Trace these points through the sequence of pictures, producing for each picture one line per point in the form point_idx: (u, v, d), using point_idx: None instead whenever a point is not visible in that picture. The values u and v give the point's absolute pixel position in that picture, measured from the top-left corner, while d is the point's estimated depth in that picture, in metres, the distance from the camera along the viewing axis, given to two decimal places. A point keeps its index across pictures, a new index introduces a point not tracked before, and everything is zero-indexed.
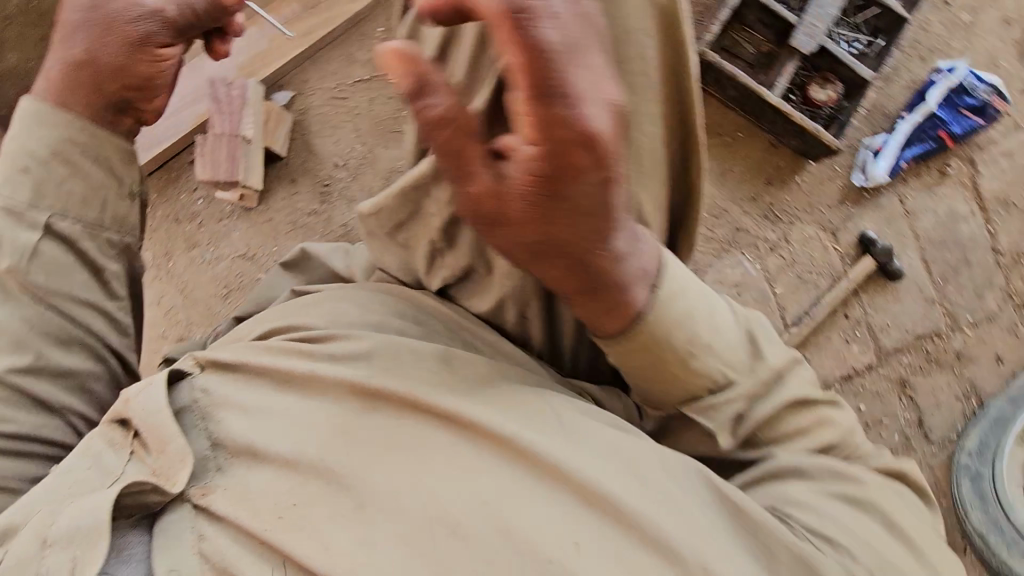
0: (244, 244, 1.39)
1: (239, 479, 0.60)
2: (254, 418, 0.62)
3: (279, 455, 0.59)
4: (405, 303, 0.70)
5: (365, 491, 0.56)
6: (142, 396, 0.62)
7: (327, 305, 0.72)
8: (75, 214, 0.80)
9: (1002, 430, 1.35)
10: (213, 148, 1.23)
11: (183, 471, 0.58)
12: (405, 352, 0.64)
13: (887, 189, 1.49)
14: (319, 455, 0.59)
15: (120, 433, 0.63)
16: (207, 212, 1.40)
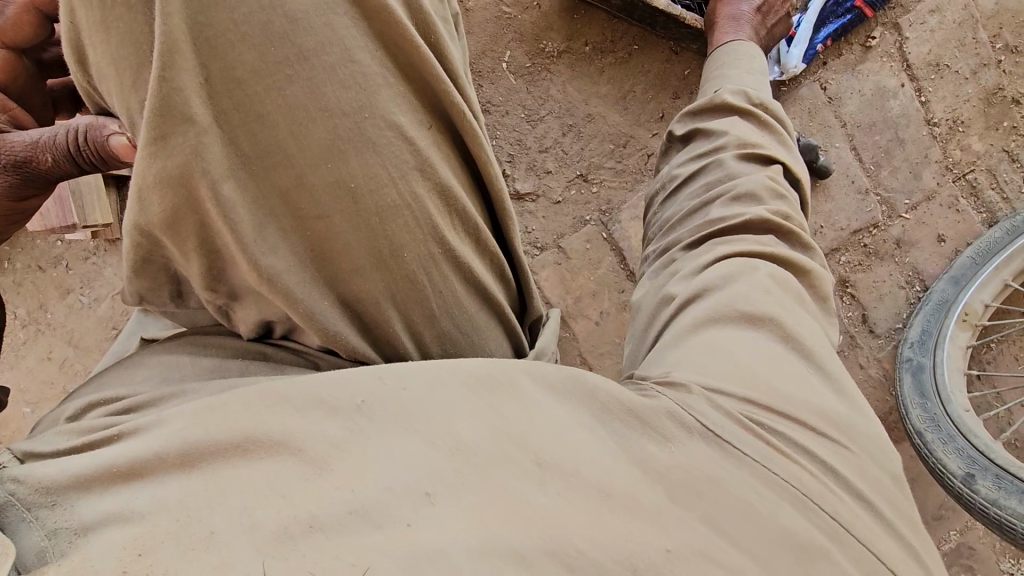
0: (119, 278, 1.29)
1: (73, 554, 0.41)
2: (98, 467, 0.46)
3: (122, 509, 0.43)
4: (250, 354, 0.63)
5: (235, 504, 0.42)
6: None
7: (160, 362, 0.64)
8: None
9: (943, 314, 1.30)
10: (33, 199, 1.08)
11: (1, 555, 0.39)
12: (254, 382, 0.55)
13: (805, 78, 1.36)
14: (173, 491, 0.43)
15: None
16: (72, 253, 1.28)
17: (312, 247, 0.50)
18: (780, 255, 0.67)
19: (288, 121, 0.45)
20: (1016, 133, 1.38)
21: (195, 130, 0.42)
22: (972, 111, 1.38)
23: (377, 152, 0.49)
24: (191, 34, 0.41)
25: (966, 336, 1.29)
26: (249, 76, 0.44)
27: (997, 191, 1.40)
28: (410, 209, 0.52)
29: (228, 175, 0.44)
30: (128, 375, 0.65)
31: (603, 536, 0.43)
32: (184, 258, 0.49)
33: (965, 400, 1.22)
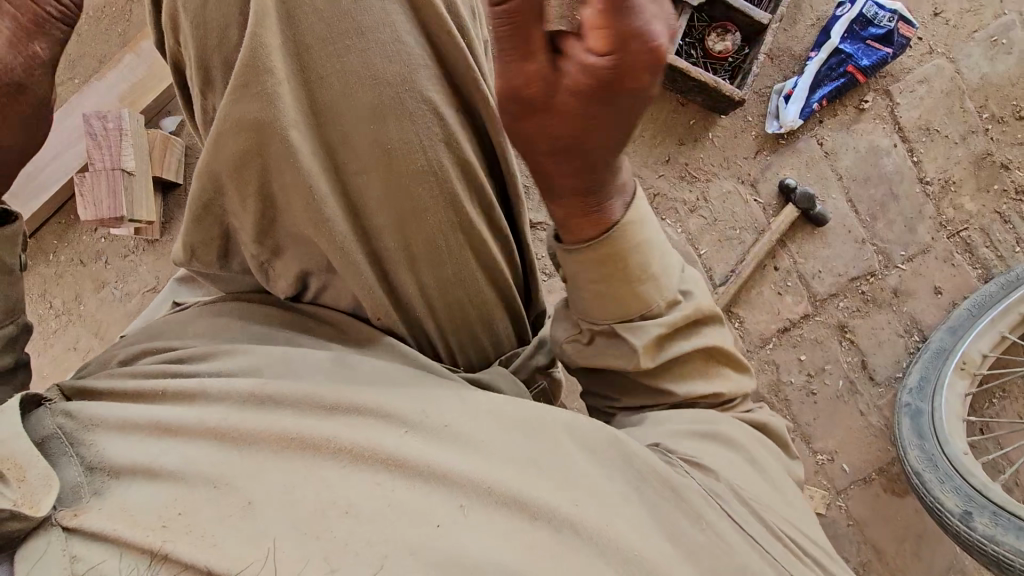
0: (152, 277, 1.38)
1: (119, 497, 0.49)
2: (148, 425, 0.54)
3: (167, 465, 0.50)
4: (290, 321, 0.69)
5: (267, 479, 0.50)
6: None
7: (207, 322, 0.71)
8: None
9: (942, 361, 1.32)
10: (91, 190, 1.16)
11: (50, 488, 0.46)
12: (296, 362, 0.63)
13: (803, 133, 1.45)
14: (216, 457, 0.51)
15: None
16: (112, 249, 1.38)
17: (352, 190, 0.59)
18: (757, 421, 0.70)
19: (342, 83, 0.56)
20: (1006, 195, 1.46)
21: (268, 80, 0.53)
22: (963, 173, 1.46)
23: (414, 124, 0.58)
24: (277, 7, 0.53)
25: (965, 384, 1.30)
26: (316, 44, 0.55)
27: (992, 249, 1.45)
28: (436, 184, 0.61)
29: (296, 119, 0.54)
30: (173, 330, 0.72)
31: (588, 556, 0.50)
32: (239, 200, 0.57)
33: (963, 442, 1.21)
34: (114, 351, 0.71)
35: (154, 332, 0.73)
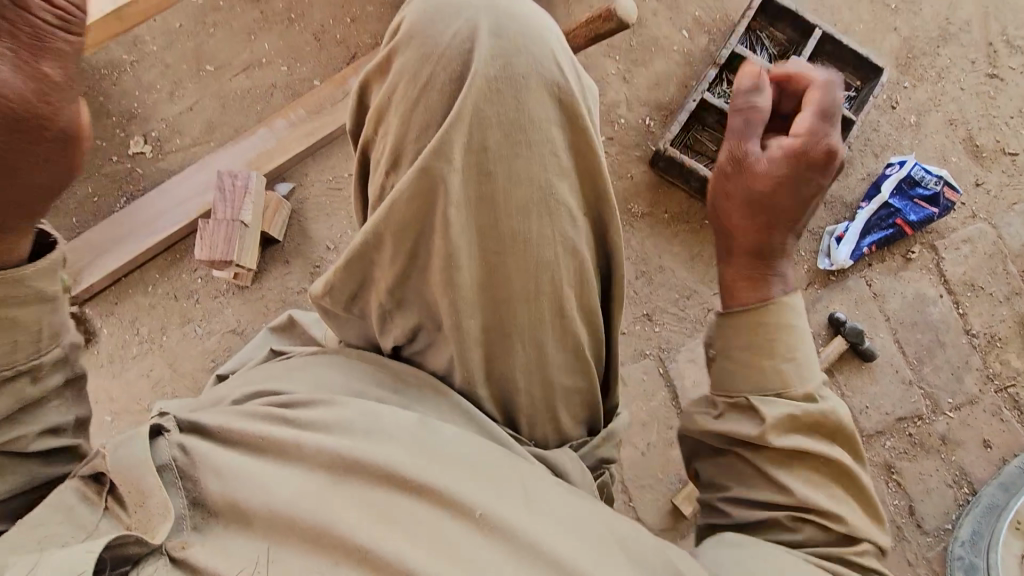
0: (235, 320, 1.49)
1: (216, 542, 0.58)
2: (248, 478, 0.60)
3: (253, 515, 0.58)
4: (380, 370, 0.71)
5: (336, 551, 0.56)
6: (118, 449, 0.60)
7: (304, 363, 0.74)
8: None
9: (994, 519, 1.30)
10: (211, 235, 1.36)
11: (165, 520, 0.57)
12: (378, 418, 0.64)
13: (852, 272, 1.55)
14: (293, 518, 0.57)
15: (91, 488, 0.60)
16: (205, 290, 1.50)
17: (486, 259, 0.64)
18: None
19: (503, 175, 0.61)
20: None
21: (440, 164, 0.59)
22: (1009, 331, 1.52)
23: (542, 231, 0.63)
24: (471, 108, 0.59)
25: (1020, 546, 1.27)
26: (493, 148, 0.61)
27: None
28: (555, 271, 0.65)
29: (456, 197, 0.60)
30: (275, 369, 0.75)
31: None
32: (388, 258, 0.64)
33: None
34: (220, 390, 0.78)
35: (262, 369, 0.78)
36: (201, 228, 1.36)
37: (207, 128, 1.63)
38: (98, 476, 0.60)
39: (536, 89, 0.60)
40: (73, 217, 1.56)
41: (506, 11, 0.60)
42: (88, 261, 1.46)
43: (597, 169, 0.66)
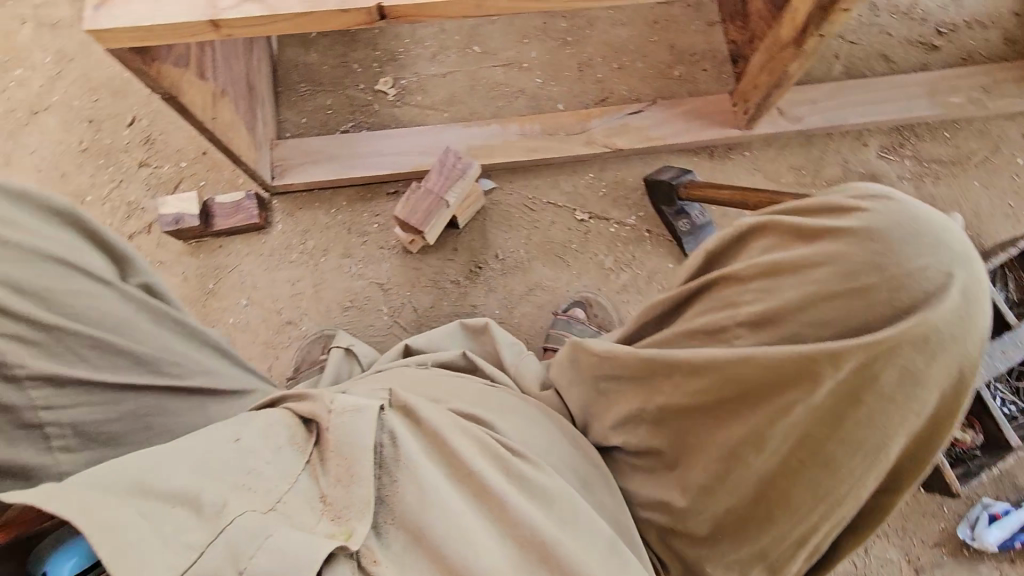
0: (385, 276, 1.54)
1: (395, 547, 0.64)
2: (447, 496, 0.67)
3: (436, 539, 0.63)
4: (579, 456, 0.77)
5: None
6: (340, 417, 0.68)
7: (513, 410, 0.81)
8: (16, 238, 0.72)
9: None
10: (416, 201, 1.39)
11: (361, 521, 0.63)
12: (566, 505, 0.69)
13: (988, 558, 1.39)
14: (473, 561, 0.61)
15: (302, 429, 0.72)
16: (375, 237, 1.57)
17: (788, 461, 0.61)
18: None
19: (855, 417, 0.57)
20: None
21: (820, 370, 0.56)
22: None
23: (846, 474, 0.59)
24: (893, 343, 0.53)
25: None
26: (878, 391, 0.55)
27: None
28: (833, 506, 0.62)
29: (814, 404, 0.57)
30: (481, 397, 0.84)
31: None
32: (677, 382, 0.66)
33: None
34: (424, 382, 0.89)
35: (463, 385, 0.87)
36: (411, 191, 1.40)
37: (447, 97, 1.69)
38: (308, 422, 0.73)
39: (949, 361, 0.54)
40: (303, 117, 1.67)
41: (978, 277, 0.55)
42: (300, 163, 1.57)
43: (941, 433, 0.59)
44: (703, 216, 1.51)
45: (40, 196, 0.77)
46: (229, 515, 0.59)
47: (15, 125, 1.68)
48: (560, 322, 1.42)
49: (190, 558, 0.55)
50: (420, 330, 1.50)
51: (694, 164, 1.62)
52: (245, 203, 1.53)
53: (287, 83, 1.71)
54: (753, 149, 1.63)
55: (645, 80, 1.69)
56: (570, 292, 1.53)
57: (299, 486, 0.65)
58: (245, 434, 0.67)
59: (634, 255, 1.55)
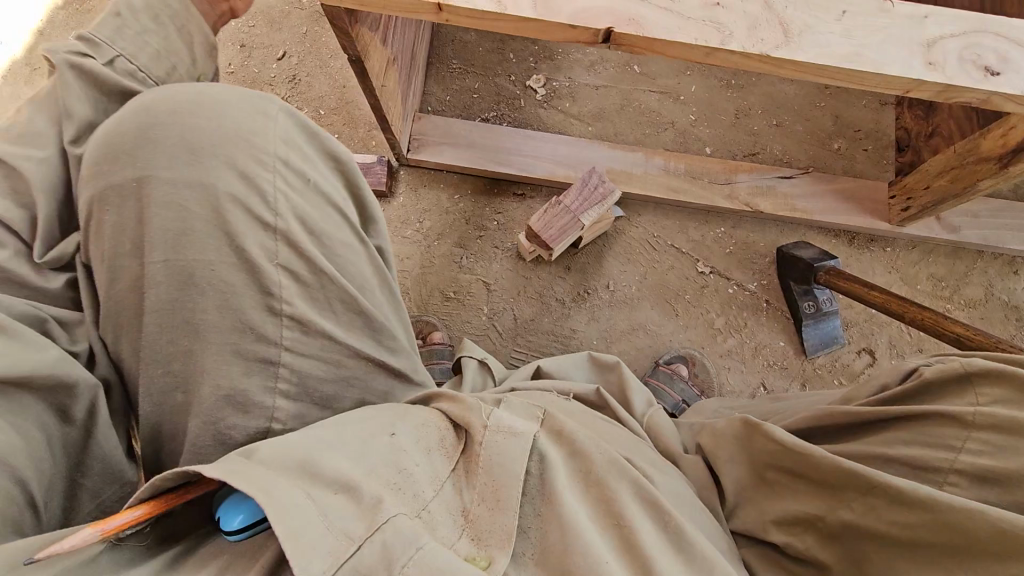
0: (493, 276, 1.52)
1: None
2: (600, 547, 0.62)
3: None
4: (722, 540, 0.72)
5: None
6: (495, 436, 0.69)
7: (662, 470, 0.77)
8: (271, 155, 0.71)
9: None
10: (553, 217, 1.37)
11: (501, 553, 0.60)
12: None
13: None
14: None
15: (449, 437, 0.72)
16: (492, 235, 1.55)
17: None
18: None
19: None
20: None
21: None
22: None
23: None
24: None
25: None
26: None
27: None
28: None
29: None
30: (635, 449, 0.81)
31: None
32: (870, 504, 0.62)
33: None
34: (571, 409, 0.88)
35: (608, 428, 0.86)
36: (548, 205, 1.37)
37: (596, 110, 1.64)
38: (454, 427, 0.74)
39: None
40: (447, 94, 1.64)
41: None
42: (436, 141, 1.55)
43: None
44: (831, 304, 1.45)
45: (328, 142, 0.77)
46: (384, 511, 0.58)
47: None
48: (662, 374, 1.40)
49: (345, 545, 0.55)
50: (515, 340, 1.48)
51: (830, 246, 1.55)
52: (375, 167, 1.51)
53: (440, 56, 1.67)
54: (895, 246, 1.55)
55: (801, 145, 1.61)
56: (672, 342, 1.49)
57: (439, 502, 0.65)
58: (399, 430, 0.70)
59: (746, 323, 1.50)
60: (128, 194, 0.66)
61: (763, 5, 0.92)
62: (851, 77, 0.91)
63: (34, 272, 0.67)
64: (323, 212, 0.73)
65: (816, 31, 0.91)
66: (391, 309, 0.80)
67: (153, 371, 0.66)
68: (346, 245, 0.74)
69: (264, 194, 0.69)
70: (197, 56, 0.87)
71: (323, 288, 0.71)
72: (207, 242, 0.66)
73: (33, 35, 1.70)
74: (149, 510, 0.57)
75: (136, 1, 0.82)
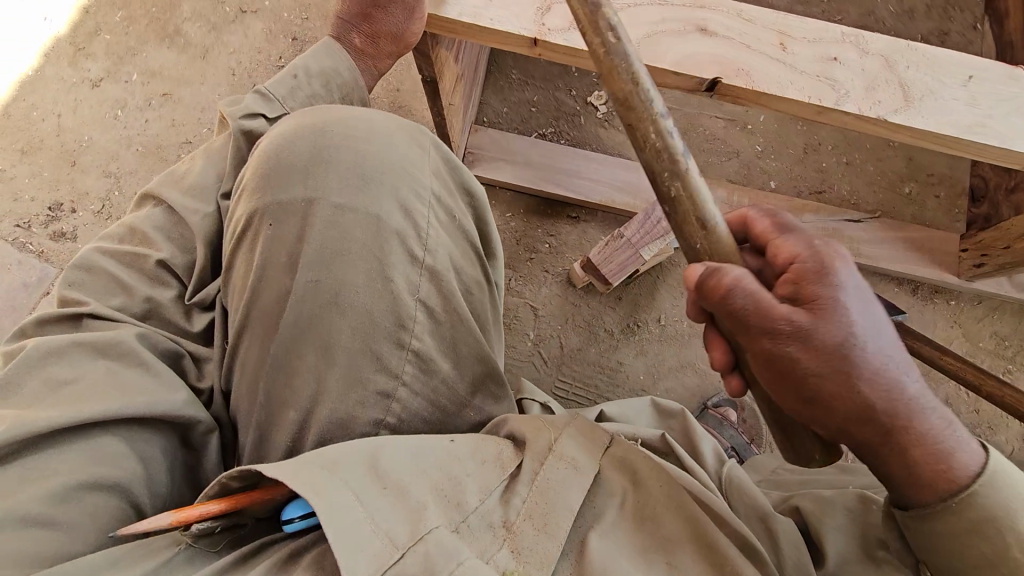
0: (541, 302, 1.48)
1: None
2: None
3: None
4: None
5: None
6: (558, 464, 0.66)
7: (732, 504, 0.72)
8: (425, 190, 0.74)
9: None
10: (614, 252, 1.33)
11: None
12: None
13: None
14: None
15: (507, 448, 0.68)
16: (543, 258, 1.50)
17: None
18: None
19: None
20: None
21: None
22: None
23: None
24: None
25: None
26: None
27: None
28: None
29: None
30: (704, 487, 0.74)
31: None
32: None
33: None
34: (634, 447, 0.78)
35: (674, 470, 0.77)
36: (610, 238, 1.33)
37: None
38: (514, 442, 0.70)
39: None
40: (505, 106, 1.57)
41: None
42: (492, 156, 1.49)
43: None
44: None
45: (467, 178, 0.82)
46: (427, 521, 0.57)
47: (221, 18, 1.63)
48: (711, 418, 1.35)
49: (390, 552, 0.55)
50: (561, 369, 1.43)
51: (892, 295, 1.49)
52: None
53: (499, 64, 1.60)
54: (959, 301, 1.49)
55: (870, 187, 1.54)
56: (722, 384, 1.44)
57: (481, 513, 0.62)
58: (457, 437, 0.67)
59: None
60: (293, 213, 0.70)
61: (882, 63, 0.85)
62: (971, 148, 0.85)
63: (180, 316, 0.76)
64: (458, 248, 0.76)
65: (939, 96, 0.84)
66: (498, 344, 0.84)
67: (271, 389, 0.69)
68: (475, 281, 0.78)
69: (418, 226, 0.72)
70: (313, 90, 0.92)
71: (460, 323, 0.74)
72: (360, 265, 0.69)
73: (79, 12, 1.63)
74: (227, 505, 0.57)
75: (312, 67, 0.93)
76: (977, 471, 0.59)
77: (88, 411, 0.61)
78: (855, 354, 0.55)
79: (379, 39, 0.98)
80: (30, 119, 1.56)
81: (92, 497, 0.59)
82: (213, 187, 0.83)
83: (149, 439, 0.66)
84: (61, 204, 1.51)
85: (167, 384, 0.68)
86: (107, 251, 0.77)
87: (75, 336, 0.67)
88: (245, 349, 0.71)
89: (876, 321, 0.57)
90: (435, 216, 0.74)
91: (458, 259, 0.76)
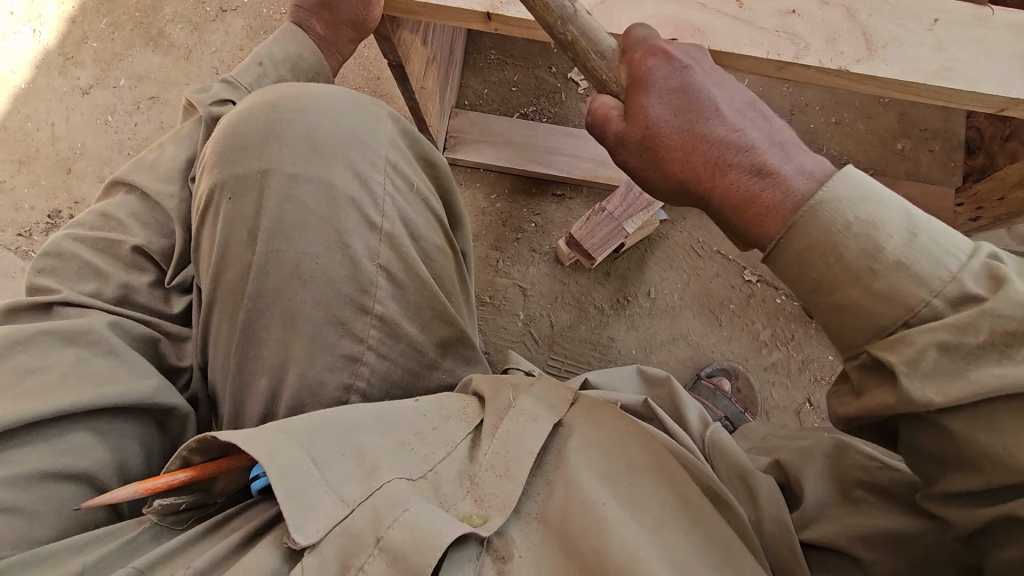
0: (530, 280, 1.48)
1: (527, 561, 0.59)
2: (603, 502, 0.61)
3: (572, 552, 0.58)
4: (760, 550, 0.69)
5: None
6: (518, 418, 0.67)
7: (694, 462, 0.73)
8: (377, 160, 0.75)
9: None
10: (596, 224, 1.32)
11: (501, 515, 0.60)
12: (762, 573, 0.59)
13: None
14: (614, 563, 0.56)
15: (471, 406, 0.72)
16: (529, 236, 1.50)
17: None
18: None
19: (857, 331, 0.52)
20: None
21: None
22: None
23: None
24: (868, 281, 0.51)
25: None
26: (863, 322, 0.52)
27: None
28: None
29: (906, 380, 0.48)
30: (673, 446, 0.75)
31: None
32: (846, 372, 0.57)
33: None
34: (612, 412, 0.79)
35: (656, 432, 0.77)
36: (591, 211, 1.33)
37: None
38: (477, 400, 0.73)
39: (896, 305, 0.50)
40: (485, 86, 1.57)
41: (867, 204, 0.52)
42: (474, 138, 1.49)
43: None
44: None
45: (428, 150, 0.83)
46: (381, 478, 0.60)
47: (202, 18, 1.65)
48: (704, 389, 1.35)
49: (342, 510, 0.57)
50: (551, 347, 1.44)
51: None
52: None
53: (478, 45, 1.59)
54: None
55: (861, 147, 1.51)
56: (716, 354, 1.43)
57: (442, 469, 0.64)
58: (421, 398, 0.71)
59: (792, 335, 1.44)
60: (250, 186, 0.71)
61: (843, 12, 0.83)
62: (940, 94, 0.82)
63: (157, 299, 0.79)
64: (415, 213, 0.77)
65: (905, 42, 0.82)
66: (466, 311, 0.86)
67: (238, 362, 0.71)
68: (436, 245, 0.79)
69: (365, 191, 0.73)
70: (277, 76, 0.94)
71: (420, 290, 0.75)
72: (318, 234, 0.71)
73: (64, 22, 1.67)
74: (193, 473, 0.60)
75: (276, 57, 0.94)
76: (798, 204, 0.55)
77: (63, 400, 0.64)
78: (652, 144, 0.64)
79: (340, 26, 0.97)
80: (24, 129, 1.60)
81: (65, 482, 0.62)
82: (182, 175, 0.85)
83: (124, 426, 0.68)
84: (60, 211, 1.55)
85: (137, 372, 0.70)
86: (81, 238, 0.79)
87: (45, 325, 0.68)
88: (215, 324, 0.73)
89: (693, 109, 0.63)
90: (382, 180, 0.74)
91: (418, 224, 0.77)
